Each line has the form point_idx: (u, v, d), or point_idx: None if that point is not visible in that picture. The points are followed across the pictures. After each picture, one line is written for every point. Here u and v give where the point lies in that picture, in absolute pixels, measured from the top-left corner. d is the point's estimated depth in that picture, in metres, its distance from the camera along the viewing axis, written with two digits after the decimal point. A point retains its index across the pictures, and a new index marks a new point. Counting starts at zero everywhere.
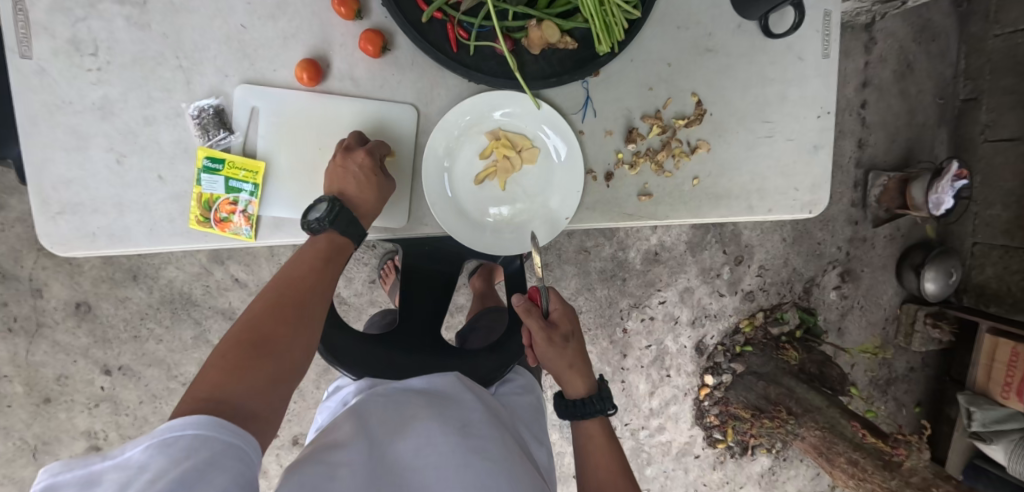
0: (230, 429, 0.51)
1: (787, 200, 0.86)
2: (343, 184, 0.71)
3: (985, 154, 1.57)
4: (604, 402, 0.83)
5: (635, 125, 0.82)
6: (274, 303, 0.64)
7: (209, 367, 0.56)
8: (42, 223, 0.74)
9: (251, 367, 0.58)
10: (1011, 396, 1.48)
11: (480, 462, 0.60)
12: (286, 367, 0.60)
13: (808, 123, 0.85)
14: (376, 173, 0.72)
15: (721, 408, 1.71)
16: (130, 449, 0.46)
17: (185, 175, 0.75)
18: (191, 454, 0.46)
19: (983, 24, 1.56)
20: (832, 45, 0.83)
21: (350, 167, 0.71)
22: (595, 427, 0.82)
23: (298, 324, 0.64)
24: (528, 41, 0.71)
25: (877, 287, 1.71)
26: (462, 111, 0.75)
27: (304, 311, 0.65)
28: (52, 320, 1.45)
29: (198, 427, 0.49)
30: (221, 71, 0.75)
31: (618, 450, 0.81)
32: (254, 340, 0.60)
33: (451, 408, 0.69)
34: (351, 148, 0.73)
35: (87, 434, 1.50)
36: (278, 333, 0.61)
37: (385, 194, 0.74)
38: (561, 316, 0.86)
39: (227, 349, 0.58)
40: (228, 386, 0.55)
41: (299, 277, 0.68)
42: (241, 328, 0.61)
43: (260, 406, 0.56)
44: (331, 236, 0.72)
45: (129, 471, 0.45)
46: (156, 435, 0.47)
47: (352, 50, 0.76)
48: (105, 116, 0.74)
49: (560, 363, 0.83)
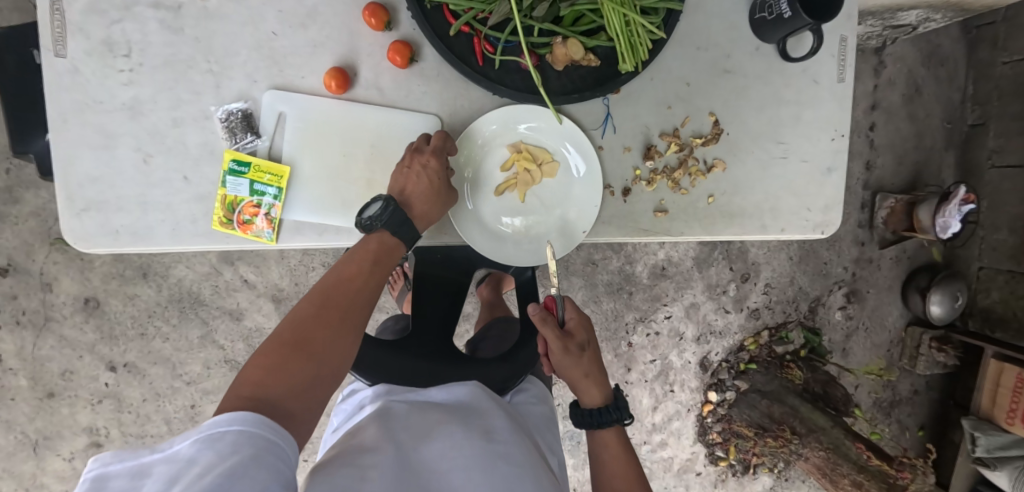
0: (271, 429, 0.52)
1: (800, 220, 0.87)
2: (405, 184, 0.73)
3: (992, 180, 1.58)
4: (621, 410, 0.84)
5: (653, 142, 0.83)
6: (317, 306, 0.65)
7: (251, 366, 0.58)
8: (67, 219, 0.75)
9: (292, 367, 0.59)
10: (1016, 422, 1.49)
11: (504, 467, 0.61)
12: (326, 370, 0.62)
13: (822, 145, 0.87)
14: (442, 178, 0.73)
15: (723, 425, 1.71)
16: (178, 443, 0.48)
17: (210, 177, 0.77)
18: (237, 449, 0.48)
19: (991, 50, 1.57)
20: (847, 70, 0.85)
21: (416, 167, 0.73)
22: (612, 436, 0.83)
23: (339, 327, 0.65)
24: (553, 57, 0.73)
25: (882, 308, 1.72)
26: (487, 122, 0.76)
27: (348, 314, 0.66)
28: (61, 315, 1.46)
29: (243, 423, 0.50)
30: (250, 77, 0.76)
31: (634, 460, 0.82)
32: (295, 342, 0.61)
33: (474, 416, 0.70)
34: (420, 150, 0.74)
35: (89, 431, 1.50)
36: (318, 336, 0.63)
37: (445, 201, 0.75)
38: (575, 324, 0.86)
39: (270, 349, 0.60)
40: (268, 387, 0.57)
41: (348, 277, 0.69)
42: (284, 329, 0.62)
43: (297, 410, 0.57)
44: (383, 237, 0.72)
45: (177, 463, 0.46)
46: (202, 430, 0.49)
47: (379, 59, 0.77)
48: (135, 117, 0.75)
49: (575, 373, 0.84)
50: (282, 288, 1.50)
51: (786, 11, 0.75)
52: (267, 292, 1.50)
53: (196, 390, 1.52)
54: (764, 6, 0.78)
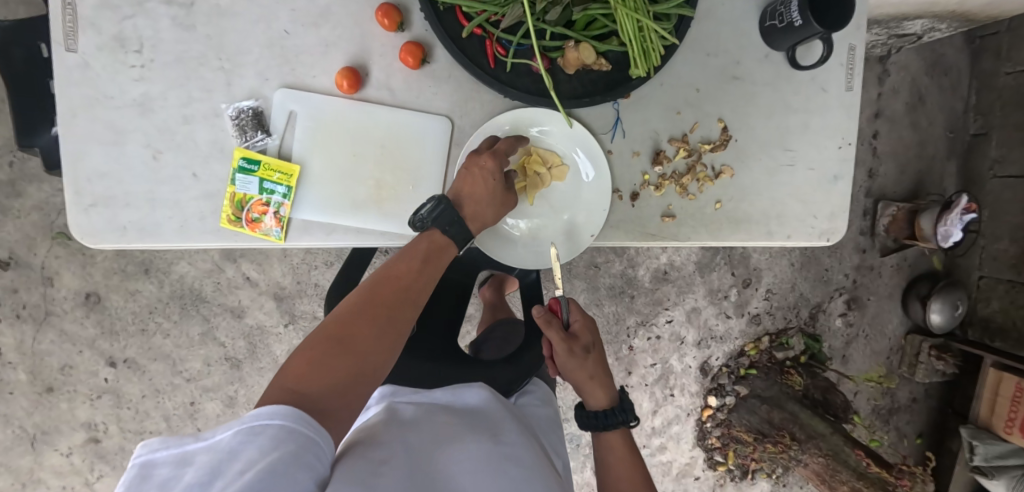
0: (312, 426, 0.51)
1: (806, 227, 0.87)
2: (462, 185, 0.73)
3: (994, 189, 1.59)
4: (626, 413, 0.84)
5: (662, 147, 0.83)
6: (359, 305, 0.65)
7: (296, 358, 0.57)
8: (75, 214, 0.75)
9: (335, 362, 0.58)
10: (1014, 432, 1.49)
11: (513, 469, 0.61)
12: (368, 369, 0.60)
13: (829, 153, 0.87)
14: (498, 181, 0.73)
15: (722, 430, 1.71)
16: (222, 434, 0.47)
17: (219, 175, 0.77)
18: (278, 444, 0.47)
19: (994, 60, 1.58)
20: (855, 78, 0.85)
21: (475, 169, 0.73)
22: (617, 438, 0.83)
23: (383, 327, 0.64)
24: (564, 60, 0.73)
25: (882, 316, 1.73)
26: (499, 122, 0.76)
27: (394, 314, 0.65)
28: (61, 309, 1.45)
29: (285, 418, 0.50)
30: (261, 75, 0.76)
31: (641, 461, 0.82)
32: (338, 339, 0.60)
33: (485, 420, 0.70)
34: (481, 150, 0.74)
35: (87, 426, 1.49)
36: (362, 333, 0.62)
37: (500, 202, 0.76)
38: (580, 327, 0.87)
39: (315, 344, 0.59)
40: (311, 380, 0.55)
41: (395, 277, 0.68)
42: (328, 327, 0.62)
43: (339, 407, 0.55)
44: (433, 235, 0.73)
45: (219, 455, 0.46)
46: (246, 422, 0.48)
47: (390, 60, 0.77)
48: (145, 113, 0.75)
49: (581, 375, 0.85)
50: (284, 286, 1.49)
51: (797, 19, 0.75)
52: (269, 290, 1.50)
53: (196, 387, 1.52)
54: (775, 13, 0.79)
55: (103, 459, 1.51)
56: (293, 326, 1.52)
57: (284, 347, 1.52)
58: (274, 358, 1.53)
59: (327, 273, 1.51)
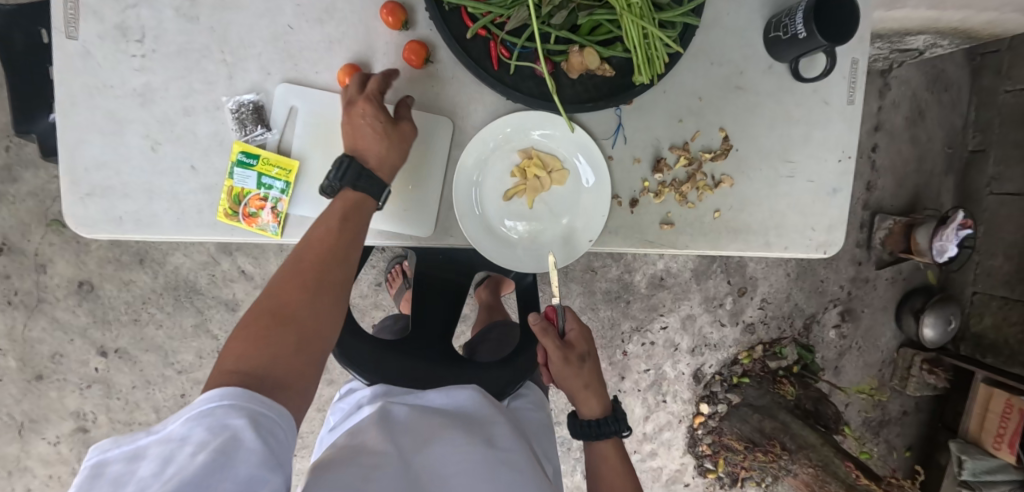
0: (259, 402, 0.53)
1: (804, 239, 0.88)
2: (355, 139, 0.72)
3: (990, 206, 1.59)
4: (619, 423, 0.84)
5: (663, 155, 0.83)
6: (291, 272, 0.65)
7: (234, 341, 0.59)
8: (72, 202, 0.76)
9: (274, 336, 0.60)
10: (1002, 447, 1.49)
11: (507, 474, 0.61)
12: (308, 336, 0.62)
13: (829, 166, 0.87)
14: (380, 121, 0.71)
15: (713, 437, 1.71)
16: (172, 424, 0.50)
17: (218, 168, 0.77)
18: (225, 422, 0.50)
19: (995, 77, 1.58)
20: (857, 92, 0.86)
21: (357, 119, 0.71)
22: (609, 449, 0.84)
23: (317, 291, 0.65)
24: (568, 65, 0.73)
25: (875, 329, 1.73)
26: (501, 125, 0.76)
27: (326, 277, 0.66)
28: (53, 297, 1.44)
29: (232, 398, 0.52)
30: (263, 69, 0.76)
31: (632, 472, 0.83)
32: (272, 312, 0.62)
33: (476, 422, 0.71)
34: (355, 97, 0.72)
35: (76, 415, 1.48)
36: (295, 302, 0.63)
37: (397, 142, 0.72)
38: (576, 336, 0.86)
39: (250, 322, 0.60)
40: (253, 359, 0.57)
41: (325, 239, 0.68)
42: (264, 301, 0.63)
43: (284, 378, 0.58)
44: (346, 195, 0.71)
45: (170, 444, 0.48)
46: (193, 409, 0.51)
47: (394, 58, 0.77)
48: (146, 104, 0.76)
49: (575, 384, 0.84)
50: None
51: (801, 31, 0.75)
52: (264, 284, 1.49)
53: (187, 379, 1.51)
54: (779, 25, 0.79)
55: None
56: None
57: None
58: None
59: None
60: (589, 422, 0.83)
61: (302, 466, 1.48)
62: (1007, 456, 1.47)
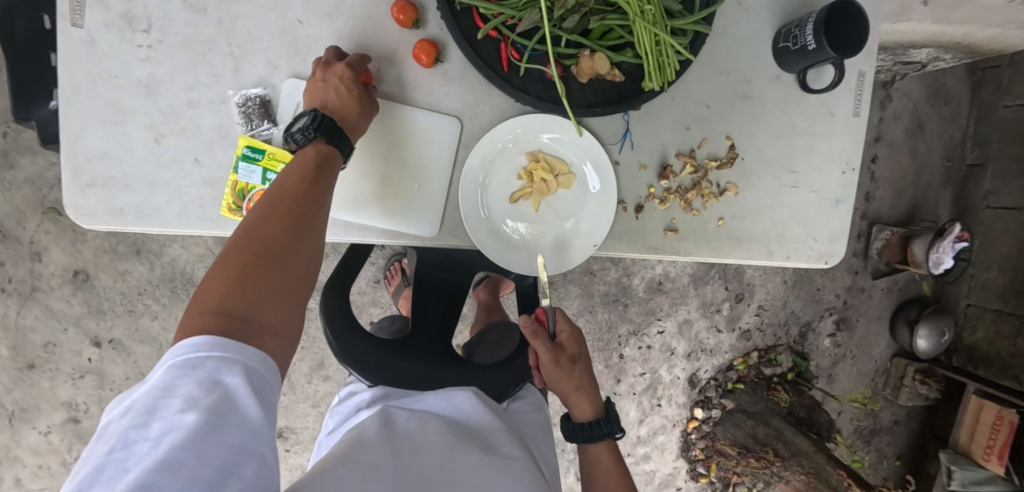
0: (247, 352, 0.53)
1: (805, 249, 0.88)
2: (325, 97, 0.70)
3: (986, 219, 1.61)
4: (611, 425, 0.84)
5: (669, 162, 0.83)
6: (269, 209, 0.62)
7: (212, 279, 0.56)
8: (72, 193, 0.76)
9: (255, 276, 0.58)
10: (992, 459, 1.51)
11: (504, 482, 0.62)
12: (292, 276, 0.61)
13: (832, 177, 0.87)
14: (355, 84, 0.71)
15: (707, 442, 1.72)
16: (159, 373, 0.49)
17: (222, 162, 0.76)
18: (212, 373, 0.49)
19: (995, 92, 1.59)
20: (862, 105, 0.86)
21: (331, 79, 0.70)
22: (603, 451, 0.84)
23: (299, 231, 0.63)
24: (578, 69, 0.73)
25: (869, 338, 1.75)
26: (509, 126, 0.75)
27: (307, 214, 0.64)
28: (48, 285, 1.43)
29: (224, 351, 0.51)
30: (270, 63, 0.75)
31: (626, 475, 0.83)
32: (251, 248, 0.59)
33: (471, 427, 0.71)
34: (333, 61, 0.72)
35: (68, 405, 1.47)
36: (277, 238, 0.61)
37: (365, 110, 0.72)
38: (567, 338, 0.86)
39: (227, 258, 0.58)
40: (236, 300, 0.55)
41: (306, 174, 0.65)
42: (241, 237, 0.60)
43: (268, 321, 0.57)
44: (318, 145, 0.68)
45: (157, 394, 0.48)
46: (179, 358, 0.50)
47: (403, 57, 0.77)
48: (150, 94, 0.75)
49: (567, 385, 0.85)
50: None
51: (811, 42, 0.75)
52: None
53: None
54: (789, 35, 0.79)
55: (82, 440, 1.49)
56: None
57: None
58: None
59: None
60: (580, 425, 0.84)
61: (295, 461, 1.48)
62: (996, 467, 1.49)
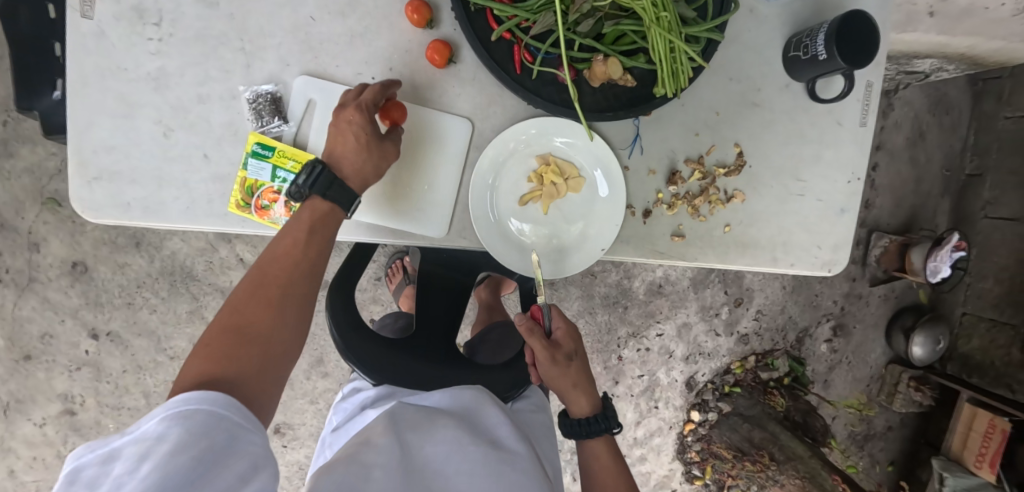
0: (234, 410, 0.54)
1: (809, 256, 0.89)
2: (337, 145, 0.71)
3: (984, 229, 1.62)
4: (609, 421, 0.84)
5: (677, 168, 0.84)
6: (253, 287, 0.66)
7: (196, 356, 0.59)
8: (78, 185, 0.75)
9: (237, 353, 0.60)
10: (984, 466, 1.52)
11: (508, 474, 0.62)
12: (273, 352, 0.63)
13: (838, 186, 0.88)
14: (367, 132, 0.70)
15: (702, 445, 1.73)
16: (147, 423, 0.50)
17: (231, 158, 0.76)
18: (204, 425, 0.51)
19: (995, 103, 1.60)
20: (869, 115, 0.87)
21: (344, 126, 0.70)
22: (601, 447, 0.83)
23: (281, 306, 0.66)
24: (591, 73, 0.73)
25: (865, 345, 1.76)
26: (521, 129, 0.76)
27: (290, 290, 0.67)
28: (45, 276, 1.42)
29: (212, 405, 0.53)
30: (282, 60, 0.75)
31: (624, 471, 0.83)
32: (234, 328, 0.62)
33: (476, 421, 0.71)
34: (348, 103, 0.72)
35: (64, 397, 1.46)
36: (259, 318, 0.64)
37: (375, 155, 0.71)
38: (563, 335, 0.87)
39: (211, 340, 0.61)
40: (218, 375, 0.58)
41: (291, 249, 0.69)
42: (225, 318, 0.63)
43: (252, 391, 0.59)
44: (313, 204, 0.71)
45: (147, 441, 0.49)
46: (171, 410, 0.51)
47: (417, 57, 0.77)
48: (159, 88, 0.75)
49: (564, 383, 0.85)
50: None
51: (822, 53, 0.76)
52: None
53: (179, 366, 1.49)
54: (799, 45, 0.79)
55: (78, 432, 1.48)
56: None
57: None
58: None
59: None
60: (579, 421, 0.83)
61: (293, 457, 1.47)
62: (988, 475, 1.50)
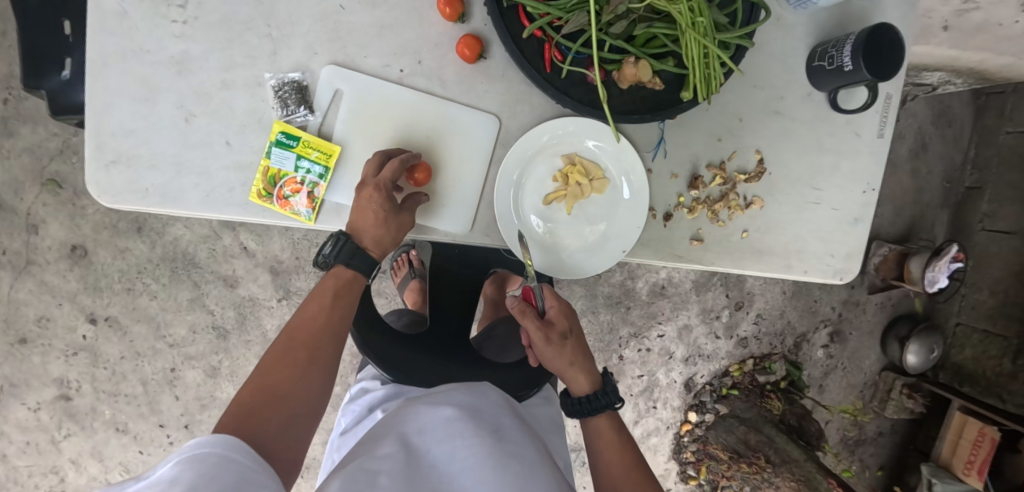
0: (245, 453, 0.55)
1: (822, 264, 0.89)
2: (357, 217, 0.74)
3: (981, 242, 1.64)
4: (609, 396, 0.83)
5: (700, 172, 0.84)
6: (282, 352, 0.70)
7: (229, 412, 0.62)
8: (95, 169, 0.74)
9: (266, 408, 0.63)
10: (971, 473, 1.54)
11: (514, 466, 0.63)
12: (299, 409, 0.66)
13: (853, 196, 0.89)
14: (384, 209, 0.73)
15: (698, 445, 1.75)
16: (161, 468, 0.49)
17: (254, 146, 0.75)
18: (217, 473, 0.50)
19: (997, 118, 1.62)
20: (887, 126, 0.87)
21: (363, 201, 0.73)
22: (604, 423, 0.82)
23: (308, 368, 0.69)
24: (620, 74, 0.73)
25: (861, 352, 1.79)
26: (550, 128, 0.75)
27: (315, 353, 0.71)
28: (44, 259, 1.39)
29: (223, 449, 0.53)
30: (309, 48, 0.74)
31: (629, 444, 0.82)
32: (265, 387, 0.66)
33: (479, 410, 0.72)
34: (369, 178, 0.73)
35: (59, 382, 1.43)
36: (286, 376, 0.67)
37: (394, 229, 0.75)
38: (557, 313, 0.86)
39: (241, 398, 0.64)
40: (248, 427, 0.61)
41: (315, 317, 0.74)
42: (255, 379, 0.67)
43: (276, 447, 0.61)
44: (337, 271, 0.77)
45: (160, 484, 0.47)
46: (185, 453, 0.50)
47: (445, 50, 0.76)
48: (182, 72, 0.73)
49: (561, 362, 0.84)
50: (282, 260, 1.46)
51: (847, 63, 0.76)
52: (266, 263, 1.46)
53: (178, 354, 1.47)
54: (824, 55, 0.80)
55: (73, 418, 1.45)
56: (286, 301, 1.48)
57: (274, 321, 1.49)
58: (264, 332, 1.49)
59: None
60: (580, 399, 0.82)
61: None
62: (975, 482, 1.52)
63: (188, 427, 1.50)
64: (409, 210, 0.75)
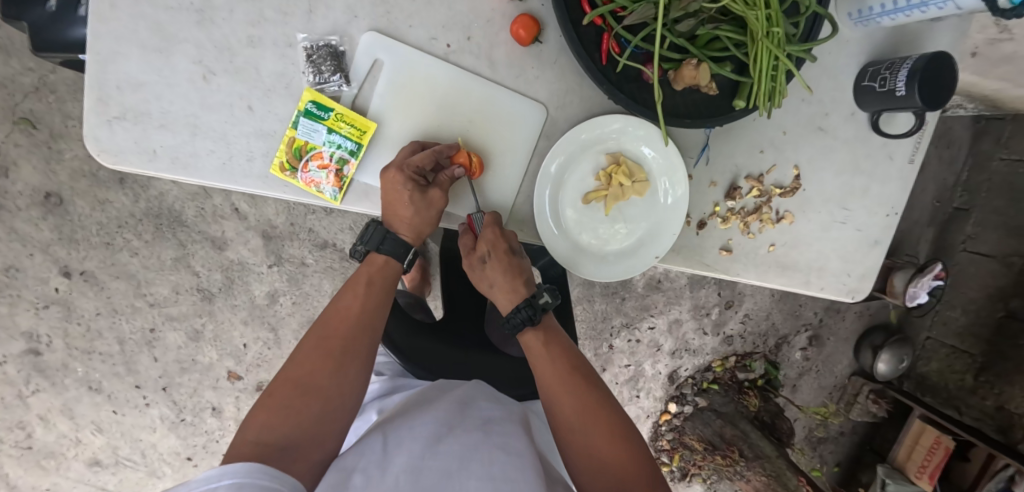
0: (261, 475, 0.53)
1: (837, 282, 0.89)
2: (387, 198, 0.75)
3: (960, 261, 1.70)
4: (527, 311, 0.78)
5: (738, 183, 0.84)
6: (315, 341, 0.69)
7: (259, 411, 0.63)
8: (95, 123, 0.70)
9: (295, 405, 0.63)
10: (923, 477, 1.60)
11: (502, 458, 0.60)
12: (331, 407, 0.65)
13: (876, 218, 0.89)
14: (408, 189, 0.72)
15: (674, 435, 1.79)
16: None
17: (280, 114, 0.74)
18: None
19: (993, 144, 1.66)
20: (920, 153, 0.87)
21: (389, 184, 0.73)
22: (534, 341, 0.78)
23: (341, 363, 0.68)
24: (676, 75, 0.70)
25: (834, 356, 1.86)
26: (611, 120, 0.76)
27: (350, 344, 0.69)
28: (13, 205, 1.29)
29: (236, 475, 0.51)
30: (351, 10, 0.73)
31: (568, 353, 0.78)
32: (296, 382, 0.65)
33: (469, 408, 0.69)
34: (395, 161, 0.74)
35: (28, 336, 1.35)
36: (318, 370, 0.66)
37: (424, 216, 0.76)
38: (485, 238, 0.77)
39: (274, 391, 0.65)
40: (273, 429, 0.61)
41: (350, 307, 0.73)
42: (289, 372, 0.67)
43: (305, 446, 0.61)
44: (375, 255, 0.78)
45: None
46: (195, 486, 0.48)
47: (497, 29, 0.76)
48: (203, 22, 0.71)
49: (485, 283, 0.81)
50: (275, 225, 1.40)
51: (900, 89, 0.75)
52: (258, 227, 1.40)
53: (159, 314, 1.40)
54: (876, 75, 0.79)
55: (42, 374, 1.38)
56: (277, 268, 1.43)
57: (263, 287, 1.43)
58: (251, 298, 1.43)
59: (324, 221, 1.43)
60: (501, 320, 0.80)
61: None
62: (926, 485, 1.58)
63: (166, 390, 1.45)
64: (436, 190, 0.75)
